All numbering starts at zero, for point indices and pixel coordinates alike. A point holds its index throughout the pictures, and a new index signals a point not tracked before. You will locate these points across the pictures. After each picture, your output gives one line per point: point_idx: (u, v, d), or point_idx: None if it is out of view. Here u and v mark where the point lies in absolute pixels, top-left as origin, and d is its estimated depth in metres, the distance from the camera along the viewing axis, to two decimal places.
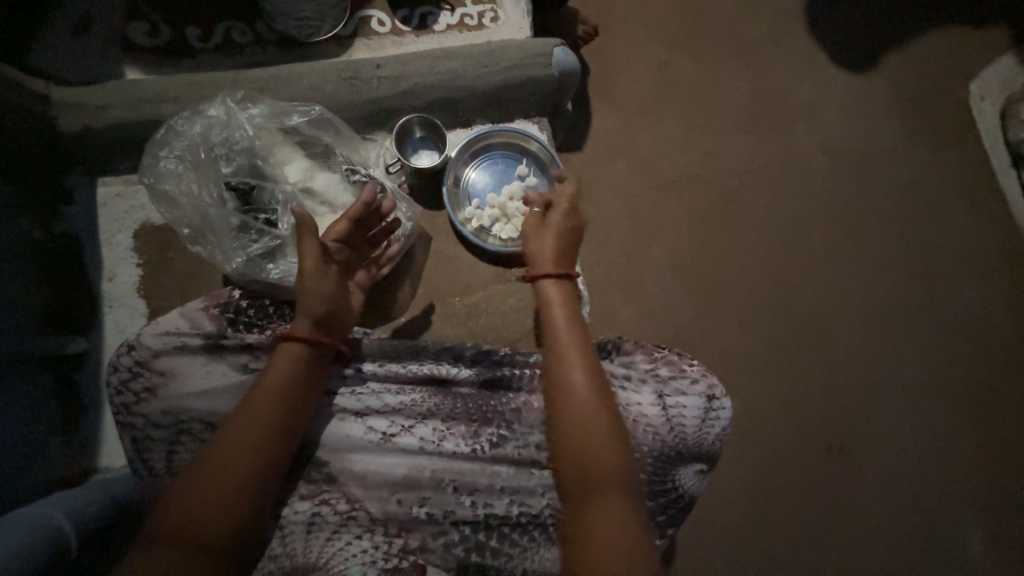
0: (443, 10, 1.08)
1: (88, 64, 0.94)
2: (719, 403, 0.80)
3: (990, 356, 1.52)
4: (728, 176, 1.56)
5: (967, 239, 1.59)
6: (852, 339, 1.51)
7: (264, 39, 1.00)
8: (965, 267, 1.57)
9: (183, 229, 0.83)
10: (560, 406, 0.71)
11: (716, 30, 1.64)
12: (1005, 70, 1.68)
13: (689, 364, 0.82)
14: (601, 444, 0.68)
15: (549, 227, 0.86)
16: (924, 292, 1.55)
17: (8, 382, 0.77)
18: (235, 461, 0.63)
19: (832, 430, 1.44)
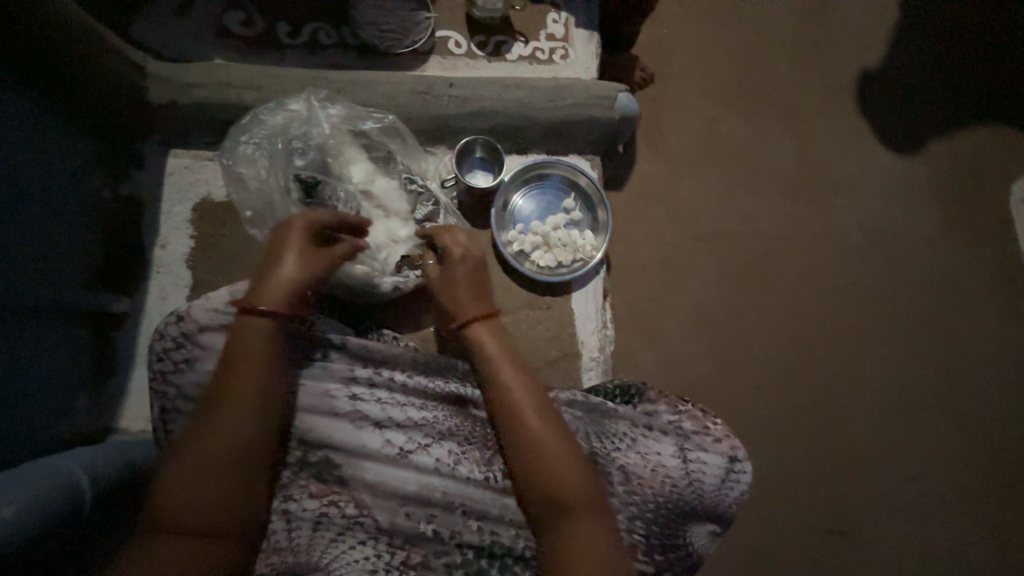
0: (517, 41, 1.12)
1: (180, 42, 0.99)
2: (741, 466, 0.79)
3: (1002, 457, 1.50)
4: (762, 238, 1.57)
5: (993, 336, 1.59)
6: (868, 419, 1.48)
7: (347, 43, 1.05)
8: (988, 364, 1.56)
9: (247, 211, 0.87)
10: (510, 429, 0.74)
11: (769, 95, 1.68)
12: None
13: (714, 422, 0.81)
14: (557, 460, 0.72)
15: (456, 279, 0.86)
16: (945, 383, 1.53)
17: (48, 334, 0.78)
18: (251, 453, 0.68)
19: (835, 509, 1.41)
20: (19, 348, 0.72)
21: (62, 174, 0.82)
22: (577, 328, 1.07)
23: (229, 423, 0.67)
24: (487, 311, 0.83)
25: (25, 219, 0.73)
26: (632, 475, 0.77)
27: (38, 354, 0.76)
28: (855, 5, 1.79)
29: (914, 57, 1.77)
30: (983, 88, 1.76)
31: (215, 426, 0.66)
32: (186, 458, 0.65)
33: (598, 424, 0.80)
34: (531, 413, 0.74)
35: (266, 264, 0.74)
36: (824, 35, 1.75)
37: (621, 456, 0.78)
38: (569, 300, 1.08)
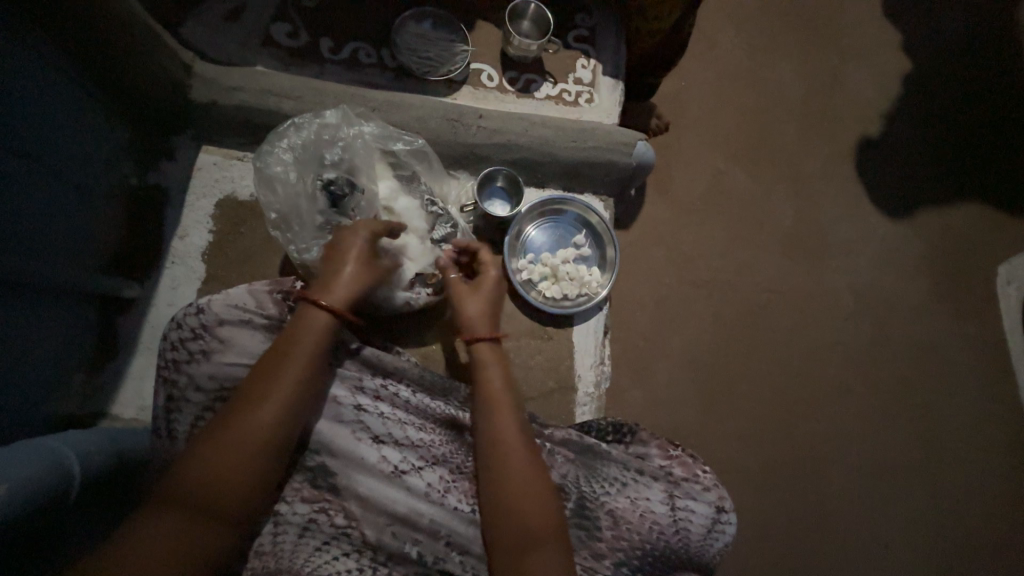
0: (547, 81, 1.18)
1: (226, 46, 1.03)
2: (727, 517, 0.80)
3: (972, 531, 1.53)
4: (758, 291, 1.62)
5: (973, 409, 1.63)
6: (845, 480, 1.51)
7: (385, 64, 1.10)
8: (965, 438, 1.60)
9: (271, 213, 0.89)
10: (482, 437, 0.76)
11: (775, 156, 1.76)
12: None
13: (704, 470, 0.82)
14: (519, 475, 0.73)
15: (466, 296, 0.88)
16: (923, 453, 1.57)
17: (54, 314, 0.78)
18: (256, 453, 0.66)
19: (805, 567, 1.42)
20: (23, 329, 0.71)
21: (89, 161, 0.82)
22: (574, 362, 1.09)
23: (247, 432, 0.66)
24: (489, 334, 0.84)
25: (46, 204, 0.73)
26: (621, 520, 0.78)
27: (40, 335, 0.75)
28: (862, 82, 1.90)
29: (912, 137, 1.87)
30: (973, 174, 1.87)
31: (232, 432, 0.66)
32: (201, 447, 0.65)
33: (589, 466, 0.82)
34: (509, 426, 0.76)
35: (331, 269, 0.79)
36: (831, 106, 1.85)
37: (610, 499, 0.79)
38: (571, 333, 1.11)
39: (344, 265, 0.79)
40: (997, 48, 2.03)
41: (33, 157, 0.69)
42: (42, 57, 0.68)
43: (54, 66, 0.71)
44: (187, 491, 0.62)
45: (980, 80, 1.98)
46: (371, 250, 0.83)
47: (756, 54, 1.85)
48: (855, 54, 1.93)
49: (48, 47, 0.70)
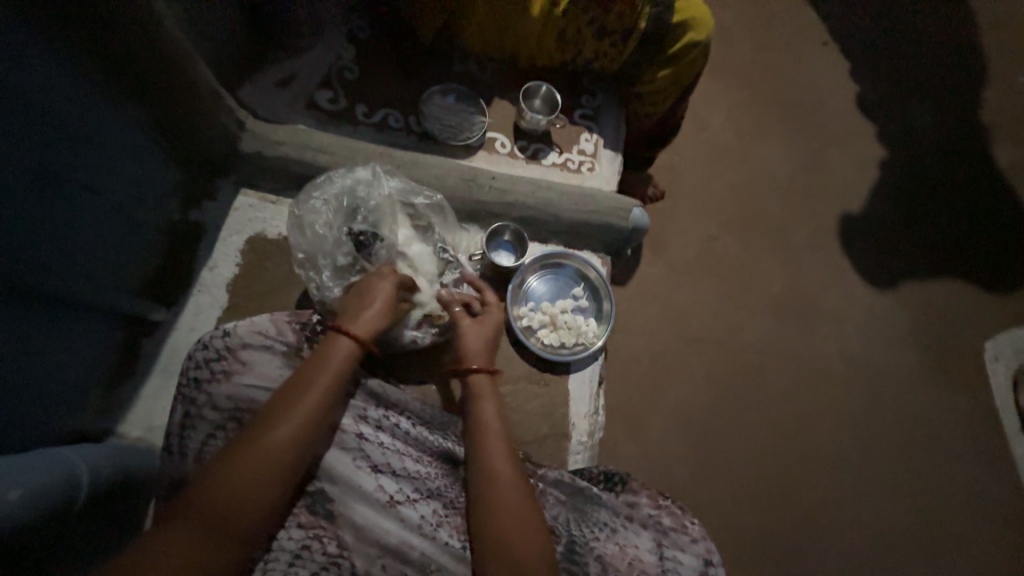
0: (553, 150, 1.32)
1: (275, 107, 1.18)
2: (715, 571, 0.79)
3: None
4: (747, 351, 1.78)
5: (951, 472, 1.74)
6: (835, 537, 1.59)
7: (412, 129, 1.25)
8: (935, 514, 1.68)
9: (298, 252, 0.98)
10: (479, 470, 0.79)
11: (762, 229, 1.97)
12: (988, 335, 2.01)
13: (693, 521, 0.83)
14: (517, 510, 0.75)
15: (469, 332, 0.95)
16: (905, 513, 1.66)
17: (81, 334, 0.83)
18: (260, 473, 0.69)
19: None
20: (44, 343, 0.74)
21: (139, 199, 0.91)
22: (569, 410, 1.13)
23: (260, 452, 0.70)
24: (490, 369, 0.90)
25: (91, 231, 0.80)
26: (610, 567, 0.77)
27: (61, 352, 0.79)
28: (841, 169, 2.17)
29: (878, 225, 2.10)
30: (938, 255, 2.10)
31: (245, 452, 0.70)
32: (215, 465, 0.69)
33: (580, 509, 0.83)
34: (504, 461, 0.80)
35: (359, 305, 0.88)
36: (809, 189, 2.09)
37: (599, 545, 0.79)
38: (566, 380, 1.15)
39: (373, 302, 0.89)
40: (952, 150, 2.33)
41: (87, 187, 0.77)
42: (118, 108, 0.79)
43: (127, 116, 0.81)
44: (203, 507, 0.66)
45: (940, 174, 2.27)
46: (396, 295, 0.93)
47: (741, 142, 2.09)
48: (826, 149, 2.20)
49: (132, 105, 0.81)
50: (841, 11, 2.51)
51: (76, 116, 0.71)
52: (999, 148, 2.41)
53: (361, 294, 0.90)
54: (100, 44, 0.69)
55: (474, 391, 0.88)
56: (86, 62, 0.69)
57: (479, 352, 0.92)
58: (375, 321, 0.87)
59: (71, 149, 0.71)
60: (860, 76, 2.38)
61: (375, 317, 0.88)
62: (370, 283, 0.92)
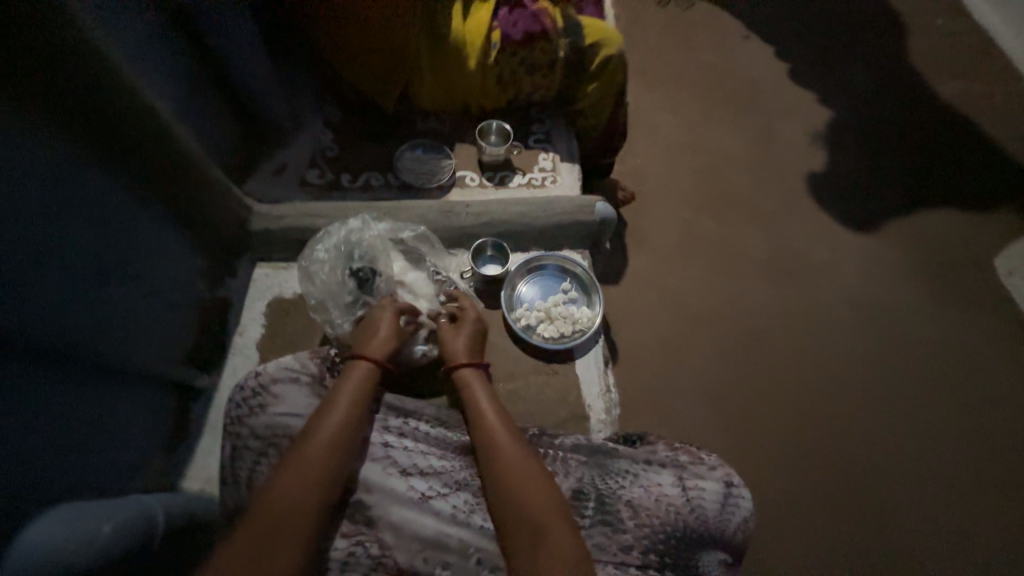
0: (517, 174, 1.50)
1: (276, 192, 1.38)
2: (738, 489, 0.84)
3: (1018, 502, 1.60)
4: (753, 317, 1.88)
5: (976, 385, 1.81)
6: (885, 472, 1.62)
7: (391, 183, 1.44)
8: (970, 434, 1.71)
9: (311, 299, 1.11)
10: (482, 447, 0.87)
11: (733, 205, 2.15)
12: (968, 254, 2.14)
13: (707, 452, 0.88)
14: (521, 472, 0.82)
15: (461, 332, 1.06)
16: (946, 434, 1.70)
17: (134, 402, 0.95)
18: (302, 485, 0.78)
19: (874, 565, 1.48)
20: (95, 411, 0.85)
21: (166, 278, 1.03)
22: (581, 392, 1.20)
23: (299, 468, 0.79)
24: (477, 361, 1.01)
25: (131, 311, 0.94)
26: (640, 508, 0.82)
27: (118, 416, 0.91)
28: (792, 137, 2.38)
29: (837, 181, 2.28)
30: (901, 193, 2.28)
31: (287, 470, 0.80)
32: (266, 485, 0.79)
33: (601, 465, 0.88)
34: (502, 435, 0.87)
35: (369, 333, 1.00)
36: (766, 162, 2.29)
37: (625, 491, 0.84)
38: (573, 365, 1.23)
39: (379, 329, 1.01)
40: (889, 99, 2.55)
41: (124, 275, 0.92)
42: (141, 205, 0.94)
43: (149, 211, 0.97)
44: (256, 524, 0.74)
45: (883, 122, 2.48)
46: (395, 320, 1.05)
47: (692, 137, 2.32)
48: (773, 124, 2.40)
49: (153, 202, 0.97)
50: (754, 6, 2.79)
51: (93, 211, 0.83)
52: (936, 87, 2.60)
53: (367, 325, 1.03)
54: (104, 144, 0.82)
55: (464, 382, 0.97)
56: (94, 161, 0.82)
57: (467, 348, 1.03)
58: (387, 343, 1.00)
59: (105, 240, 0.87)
60: (786, 56, 2.62)
61: (384, 339, 1.00)
62: (372, 315, 1.05)
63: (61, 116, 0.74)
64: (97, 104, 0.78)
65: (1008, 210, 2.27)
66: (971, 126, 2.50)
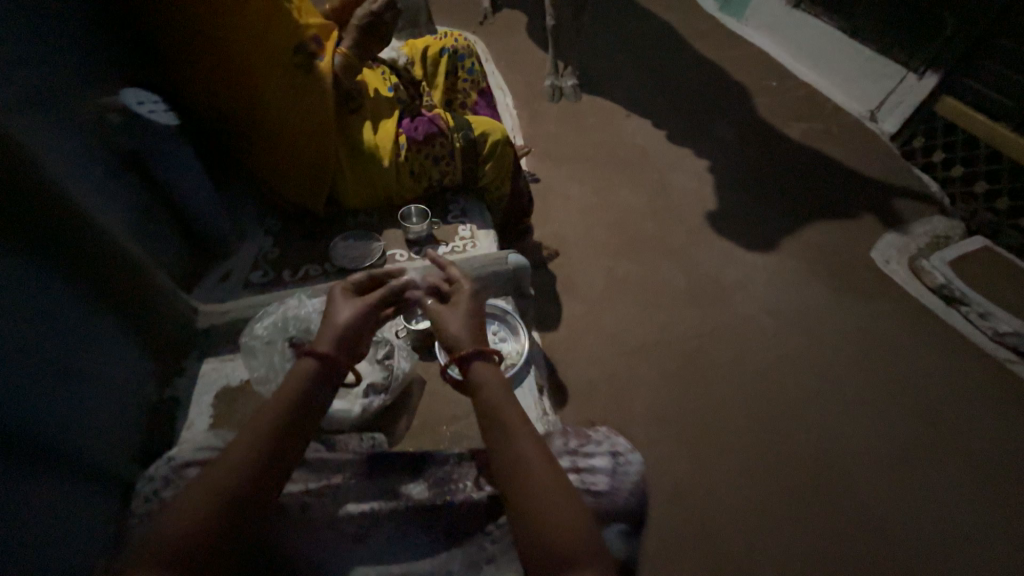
0: (440, 245, 1.73)
1: (223, 295, 1.54)
2: (622, 457, 1.00)
3: (934, 456, 1.82)
4: (681, 338, 2.11)
5: (877, 362, 2.08)
6: (818, 452, 1.82)
7: (329, 270, 1.63)
8: (887, 410, 1.94)
9: (254, 374, 1.21)
10: (502, 449, 0.84)
11: (645, 245, 2.47)
12: (847, 252, 2.53)
13: (592, 431, 1.05)
14: (537, 477, 0.80)
15: (460, 314, 1.05)
16: (862, 408, 1.94)
17: (77, 500, 0.99)
18: (230, 476, 0.79)
19: (824, 540, 1.63)
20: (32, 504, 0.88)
21: (115, 384, 1.14)
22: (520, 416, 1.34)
23: (231, 461, 0.81)
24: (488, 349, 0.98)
25: (73, 402, 1.02)
26: None
27: (61, 510, 0.95)
28: (682, 184, 2.82)
29: (726, 212, 2.68)
30: (781, 213, 2.70)
31: (222, 461, 0.81)
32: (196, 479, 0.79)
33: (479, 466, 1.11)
34: (522, 438, 0.85)
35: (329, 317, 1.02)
36: (665, 206, 2.68)
37: None
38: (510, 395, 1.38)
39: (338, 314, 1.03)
40: (752, 144, 3.11)
41: (70, 369, 1.02)
42: (84, 303, 1.06)
43: (93, 309, 1.09)
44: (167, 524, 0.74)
45: (751, 161, 3.00)
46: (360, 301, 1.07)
47: (600, 198, 2.70)
48: (664, 177, 2.85)
49: (96, 303, 1.09)
50: (630, 92, 3.42)
51: (35, 303, 0.94)
52: (785, 130, 3.20)
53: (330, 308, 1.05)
54: (65, 253, 1.00)
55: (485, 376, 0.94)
56: (41, 263, 0.96)
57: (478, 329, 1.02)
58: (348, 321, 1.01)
59: (38, 332, 0.95)
60: (662, 125, 3.19)
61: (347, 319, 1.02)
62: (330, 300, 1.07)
63: (27, 231, 0.92)
64: (44, 215, 0.95)
65: (865, 213, 2.73)
66: (821, 154, 3.05)
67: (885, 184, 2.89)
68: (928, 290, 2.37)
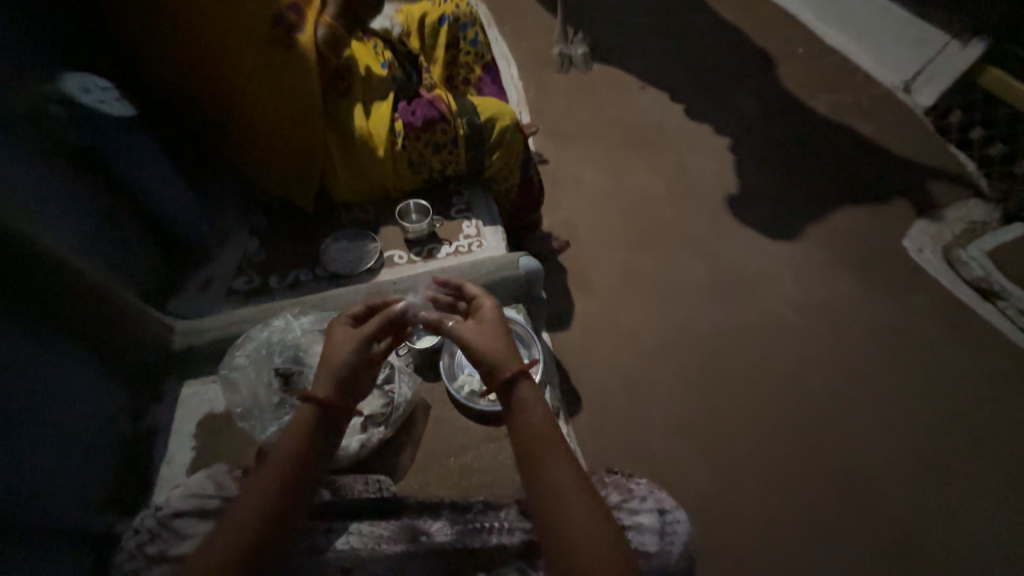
0: (443, 244, 1.56)
1: (204, 306, 1.39)
2: (670, 516, 0.86)
3: (971, 465, 1.71)
4: (701, 338, 1.97)
5: (910, 362, 1.93)
6: (846, 462, 1.71)
7: (321, 276, 1.47)
8: (920, 418, 1.81)
9: (236, 408, 1.07)
10: (542, 486, 0.77)
11: (661, 235, 2.29)
12: (879, 240, 2.34)
13: (635, 483, 0.90)
14: (579, 519, 0.74)
15: (486, 329, 0.93)
16: (894, 414, 1.81)
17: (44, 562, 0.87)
18: (244, 530, 0.73)
19: (851, 558, 1.55)
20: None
21: (74, 422, 1.00)
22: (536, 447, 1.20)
23: (242, 515, 0.75)
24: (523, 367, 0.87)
25: (29, 447, 0.89)
26: None
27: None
28: (701, 165, 2.60)
29: (749, 197, 2.48)
30: (808, 197, 2.50)
31: (234, 517, 0.75)
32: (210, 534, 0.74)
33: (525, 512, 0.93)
34: (564, 474, 0.78)
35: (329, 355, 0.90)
36: (683, 190, 2.48)
37: None
38: None
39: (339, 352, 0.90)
40: (777, 120, 2.86)
41: (20, 410, 0.88)
42: (31, 332, 0.92)
43: (42, 338, 0.94)
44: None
45: (775, 139, 2.77)
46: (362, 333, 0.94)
47: (613, 182, 2.49)
48: (682, 157, 2.63)
49: (46, 332, 0.95)
50: (645, 61, 3.14)
51: None
52: (813, 103, 2.94)
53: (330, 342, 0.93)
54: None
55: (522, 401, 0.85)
56: None
57: (509, 344, 0.90)
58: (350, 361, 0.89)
59: None
60: (680, 98, 2.93)
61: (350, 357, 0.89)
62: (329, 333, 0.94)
63: None
64: None
65: (899, 196, 2.52)
66: (852, 130, 2.81)
67: (922, 163, 2.66)
68: (963, 281, 2.20)
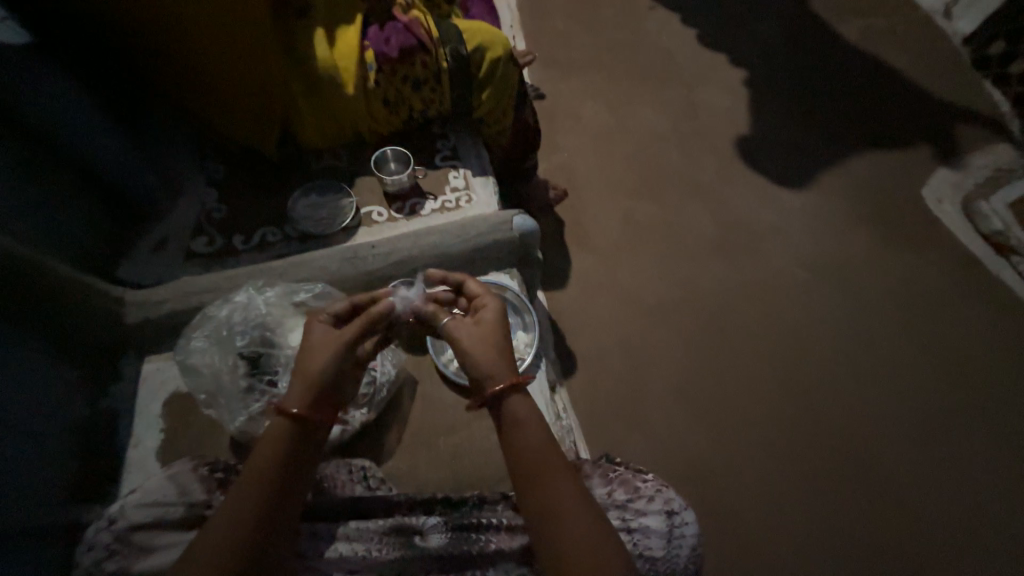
0: (428, 199, 1.38)
1: (161, 271, 1.25)
2: (679, 519, 0.84)
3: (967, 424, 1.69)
4: (701, 296, 1.88)
5: (917, 321, 1.87)
6: (841, 422, 1.69)
7: (290, 236, 1.31)
8: (920, 378, 1.76)
9: (201, 394, 0.99)
10: (541, 503, 0.72)
11: (666, 183, 2.11)
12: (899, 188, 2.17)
13: (643, 482, 0.89)
14: (582, 540, 0.68)
15: (480, 333, 0.84)
16: (893, 374, 1.77)
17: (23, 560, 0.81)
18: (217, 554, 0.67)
19: (840, 514, 1.55)
20: None
21: (21, 417, 0.88)
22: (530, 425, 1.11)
23: (215, 537, 0.68)
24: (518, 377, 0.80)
25: None
26: None
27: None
28: (713, 103, 2.35)
29: (763, 139, 2.26)
30: (826, 140, 2.29)
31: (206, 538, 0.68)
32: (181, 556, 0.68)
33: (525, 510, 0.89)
34: (564, 489, 0.72)
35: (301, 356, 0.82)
36: (692, 132, 2.25)
37: None
38: None
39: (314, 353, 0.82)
40: (800, 49, 2.55)
41: None
42: None
43: None
44: None
45: (797, 72, 2.49)
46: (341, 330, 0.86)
47: (616, 122, 2.25)
48: (692, 93, 2.37)
49: None
50: None
51: None
52: (842, 29, 2.61)
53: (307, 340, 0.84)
54: None
55: (518, 411, 0.78)
56: None
57: (504, 350, 0.82)
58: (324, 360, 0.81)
59: None
60: (694, 21, 2.59)
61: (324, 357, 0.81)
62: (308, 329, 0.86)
63: None
64: None
65: (925, 139, 2.31)
66: (882, 61, 2.52)
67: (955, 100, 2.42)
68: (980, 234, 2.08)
